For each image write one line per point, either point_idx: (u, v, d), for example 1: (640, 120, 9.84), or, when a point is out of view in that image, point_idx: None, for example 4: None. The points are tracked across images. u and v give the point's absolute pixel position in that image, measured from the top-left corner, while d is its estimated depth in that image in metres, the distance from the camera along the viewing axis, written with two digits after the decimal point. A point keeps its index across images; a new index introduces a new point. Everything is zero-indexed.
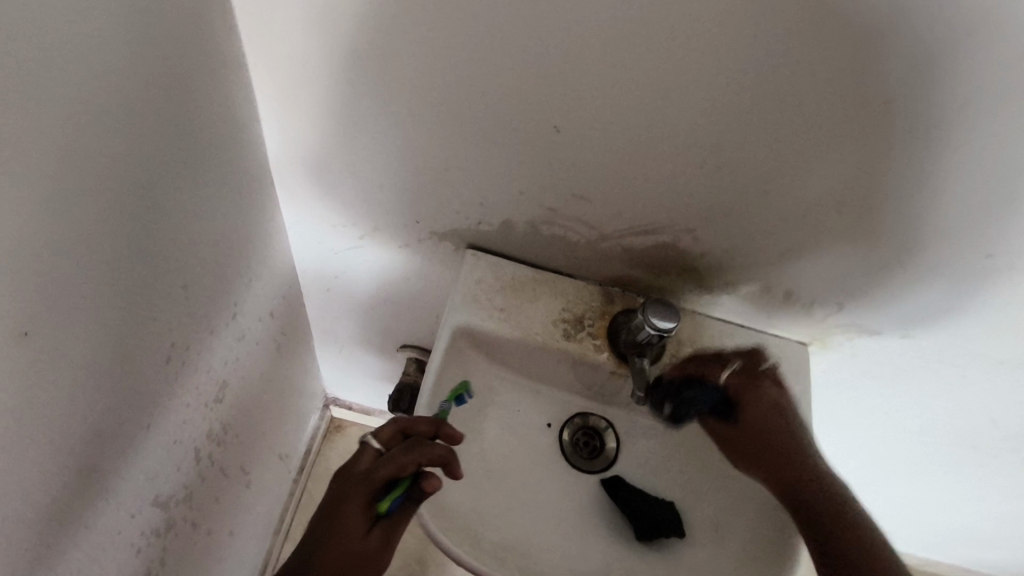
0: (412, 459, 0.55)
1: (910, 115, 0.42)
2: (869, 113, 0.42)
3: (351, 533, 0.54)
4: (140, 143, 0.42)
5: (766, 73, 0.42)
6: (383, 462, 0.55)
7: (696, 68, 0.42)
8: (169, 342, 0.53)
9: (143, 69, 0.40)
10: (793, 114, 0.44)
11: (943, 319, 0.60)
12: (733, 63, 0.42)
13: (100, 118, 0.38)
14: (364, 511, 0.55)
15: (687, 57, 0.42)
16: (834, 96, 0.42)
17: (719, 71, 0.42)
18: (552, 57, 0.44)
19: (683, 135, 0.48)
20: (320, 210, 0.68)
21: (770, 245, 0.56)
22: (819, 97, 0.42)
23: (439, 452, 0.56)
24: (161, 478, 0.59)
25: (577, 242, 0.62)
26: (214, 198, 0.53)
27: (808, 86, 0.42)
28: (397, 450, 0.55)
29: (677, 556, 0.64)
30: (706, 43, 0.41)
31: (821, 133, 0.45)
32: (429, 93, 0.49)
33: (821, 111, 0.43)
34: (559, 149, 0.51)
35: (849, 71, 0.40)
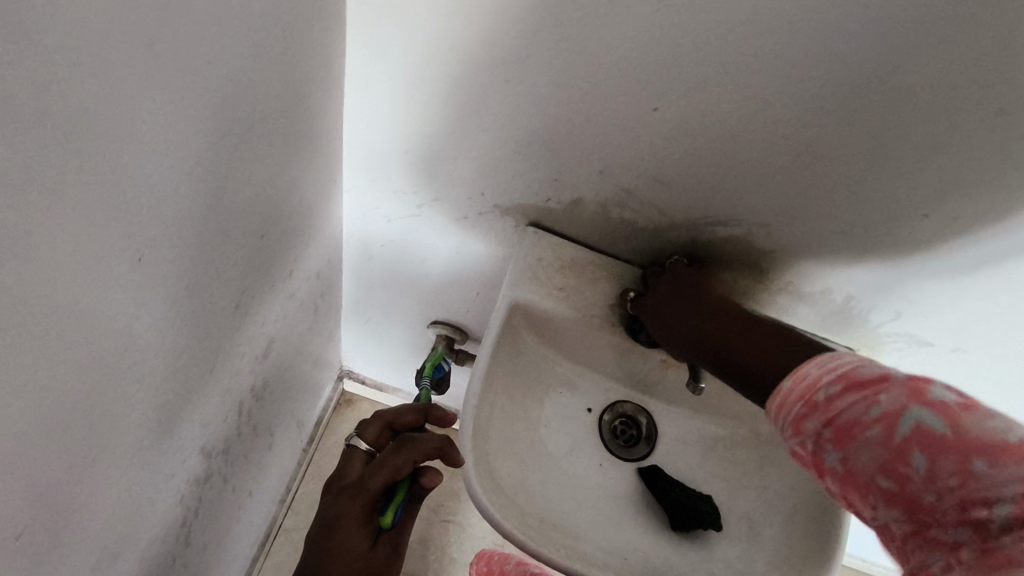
0: (407, 462, 0.59)
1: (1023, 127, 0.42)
2: (982, 122, 0.42)
3: (353, 548, 0.60)
4: (246, 85, 0.41)
5: (884, 71, 0.42)
6: (374, 468, 0.60)
7: (813, 58, 0.42)
8: (239, 291, 0.52)
9: (259, 10, 0.40)
10: (902, 113, 0.44)
11: (1000, 336, 0.60)
12: (854, 55, 0.41)
13: (221, 53, 0.37)
14: (364, 522, 0.60)
15: (806, 46, 0.42)
16: (949, 99, 0.42)
17: (839, 63, 0.42)
18: (665, 35, 0.44)
19: (782, 128, 0.48)
20: (383, 175, 0.68)
21: (841, 247, 0.56)
22: (932, 101, 0.42)
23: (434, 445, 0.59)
24: (212, 428, 0.59)
25: (643, 228, 0.62)
26: (296, 148, 0.53)
27: (925, 86, 0.42)
28: (386, 453, 0.60)
29: (713, 549, 0.64)
30: (829, 35, 0.41)
31: (925, 135, 0.45)
32: (529, 62, 0.49)
33: (932, 113, 0.43)
34: (649, 131, 0.51)
35: (972, 77, 0.40)
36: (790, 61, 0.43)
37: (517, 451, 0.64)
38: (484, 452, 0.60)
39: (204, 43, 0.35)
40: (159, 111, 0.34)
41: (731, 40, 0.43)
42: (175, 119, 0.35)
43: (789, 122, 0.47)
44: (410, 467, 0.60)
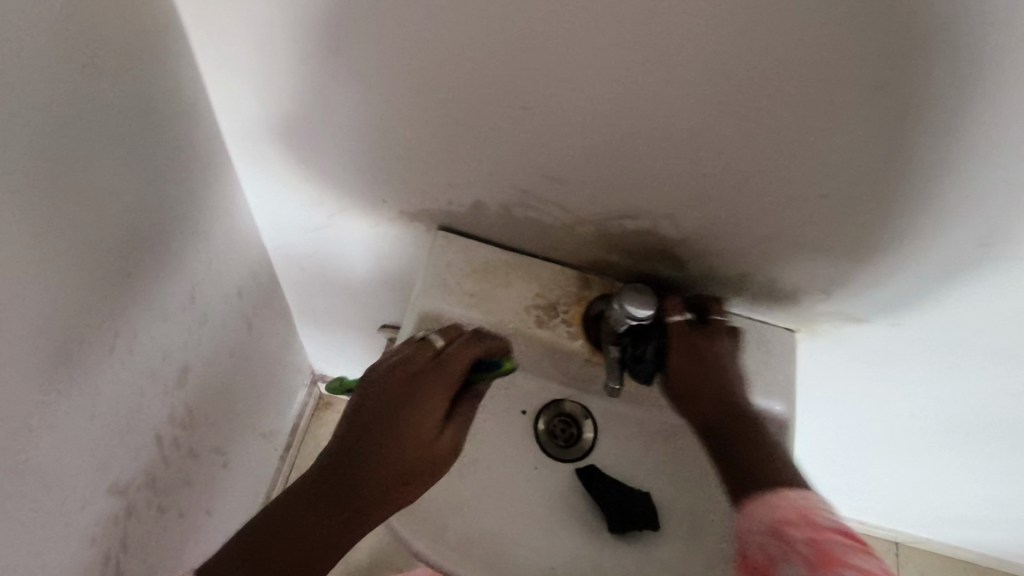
0: (464, 360, 0.55)
1: (904, 101, 0.38)
2: (860, 97, 0.39)
3: (421, 433, 0.53)
4: (56, 120, 0.39)
5: (745, 50, 0.38)
6: (428, 380, 0.54)
7: (662, 43, 0.39)
8: (113, 331, 0.49)
9: (49, 40, 0.37)
10: (769, 94, 0.40)
11: (936, 310, 0.57)
12: (704, 36, 0.38)
13: (4, 92, 0.34)
14: (443, 402, 0.54)
15: (650, 29, 0.38)
16: (814, 76, 0.38)
17: (691, 45, 0.38)
18: (506, 29, 0.40)
19: (657, 116, 0.44)
20: (283, 187, 0.64)
21: (753, 232, 0.53)
22: (804, 78, 0.39)
23: (502, 347, 0.58)
24: (118, 468, 0.57)
25: (549, 225, 0.58)
26: (155, 177, 0.50)
27: (785, 65, 0.38)
28: (432, 369, 0.54)
29: (651, 551, 0.62)
30: (675, 17, 0.37)
31: (801, 114, 0.41)
32: (382, 63, 0.46)
33: (801, 92, 0.40)
34: (524, 128, 0.48)
35: (838, 52, 0.36)
36: (640, 48, 0.39)
37: None
38: None
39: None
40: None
41: (574, 29, 0.39)
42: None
43: (660, 109, 0.43)
44: (468, 368, 0.56)
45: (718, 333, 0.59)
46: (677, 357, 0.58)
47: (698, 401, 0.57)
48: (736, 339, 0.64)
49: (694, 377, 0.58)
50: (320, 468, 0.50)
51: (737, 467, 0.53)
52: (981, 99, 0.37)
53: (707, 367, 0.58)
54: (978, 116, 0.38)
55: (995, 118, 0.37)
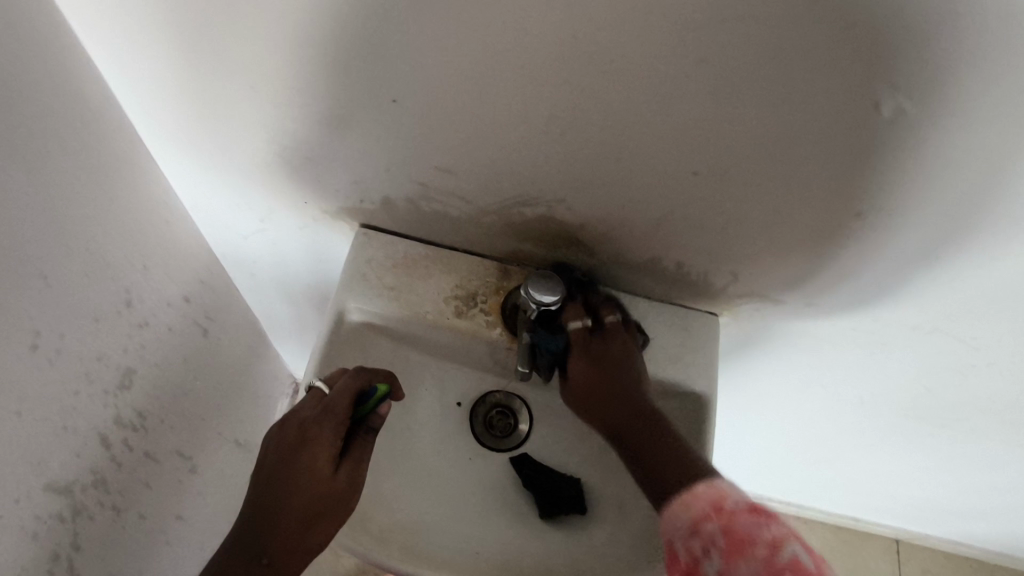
0: (346, 399, 0.57)
1: (728, 66, 0.40)
2: (690, 67, 0.41)
3: (315, 477, 0.55)
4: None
5: (575, 29, 0.40)
6: (314, 425, 0.56)
7: (501, 28, 0.41)
8: (36, 331, 0.53)
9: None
10: (612, 71, 0.42)
11: (840, 283, 0.58)
12: (535, 20, 0.40)
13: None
14: (334, 442, 0.57)
15: (487, 16, 0.41)
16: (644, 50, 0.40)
17: (528, 29, 0.41)
18: (362, 24, 0.43)
19: (521, 100, 0.46)
20: (213, 193, 0.68)
21: (646, 212, 0.55)
22: (635, 50, 0.41)
23: (382, 378, 0.59)
24: (54, 464, 0.60)
25: (457, 216, 0.60)
26: (71, 185, 0.53)
27: (616, 42, 0.40)
28: (317, 413, 0.57)
29: (579, 534, 0.63)
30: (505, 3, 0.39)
31: (647, 88, 0.43)
32: (265, 64, 0.49)
33: (639, 66, 0.42)
34: (407, 119, 0.51)
35: (655, 22, 0.39)
36: (484, 34, 0.42)
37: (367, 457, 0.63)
38: None
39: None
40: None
41: (420, 20, 0.42)
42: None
43: (520, 92, 0.46)
44: (349, 407, 0.57)
45: (608, 307, 0.62)
46: (580, 364, 0.60)
47: (603, 414, 0.58)
48: (656, 323, 0.65)
49: (596, 390, 0.59)
50: (238, 520, 0.55)
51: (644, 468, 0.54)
52: (794, 58, 0.39)
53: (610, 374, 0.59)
54: (798, 76, 0.40)
55: (817, 75, 0.39)
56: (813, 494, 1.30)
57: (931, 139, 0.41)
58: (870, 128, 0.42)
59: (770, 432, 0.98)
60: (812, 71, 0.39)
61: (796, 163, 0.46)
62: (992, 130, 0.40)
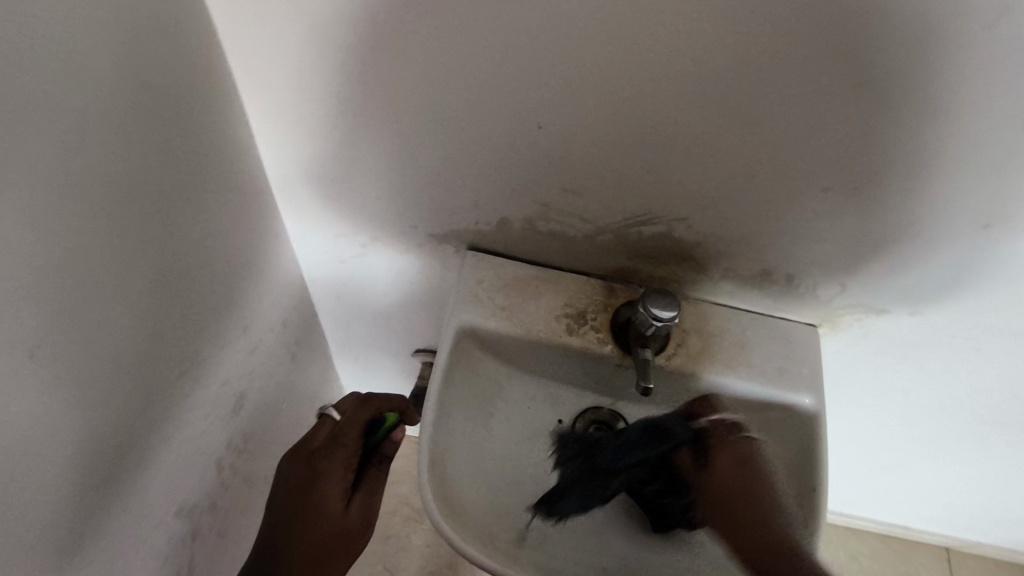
0: (355, 429, 0.68)
1: (885, 88, 0.42)
2: (845, 88, 0.43)
3: (331, 509, 0.65)
4: (138, 156, 0.45)
5: (737, 55, 0.43)
6: (323, 459, 0.66)
7: (659, 57, 0.44)
8: (181, 355, 0.55)
9: (132, 89, 0.43)
10: (759, 95, 0.45)
11: (949, 295, 0.59)
12: (694, 48, 0.43)
13: (98, 132, 0.40)
14: (348, 474, 0.66)
15: (646, 48, 0.43)
16: (795, 74, 0.43)
17: (685, 56, 0.43)
18: (519, 58, 0.46)
19: (662, 122, 0.49)
20: (322, 221, 0.70)
21: (764, 229, 0.56)
22: (792, 74, 0.43)
23: (393, 404, 0.71)
24: (186, 488, 0.61)
25: (572, 237, 0.63)
26: (214, 216, 0.55)
27: (769, 68, 0.43)
28: (326, 445, 0.67)
29: (694, 547, 0.64)
30: (668, 33, 0.42)
31: (791, 111, 0.46)
32: (414, 97, 0.52)
33: (787, 91, 0.44)
34: (542, 144, 0.53)
35: (820, 45, 0.41)
36: (638, 64, 0.45)
37: (485, 472, 0.64)
38: (445, 475, 0.61)
39: (77, 124, 0.39)
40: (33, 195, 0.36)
41: (578, 52, 0.45)
42: (56, 200, 0.38)
43: (663, 116, 0.48)
44: (356, 435, 0.68)
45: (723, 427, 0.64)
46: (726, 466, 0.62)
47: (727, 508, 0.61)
48: (760, 336, 0.67)
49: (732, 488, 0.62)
50: (256, 541, 0.64)
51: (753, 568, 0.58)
52: (954, 76, 0.41)
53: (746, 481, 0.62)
54: (953, 95, 0.42)
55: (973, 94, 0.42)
56: (873, 504, 1.30)
57: None
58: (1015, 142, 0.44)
59: (845, 442, 0.99)
60: (969, 89, 0.41)
61: (930, 180, 0.48)
62: None
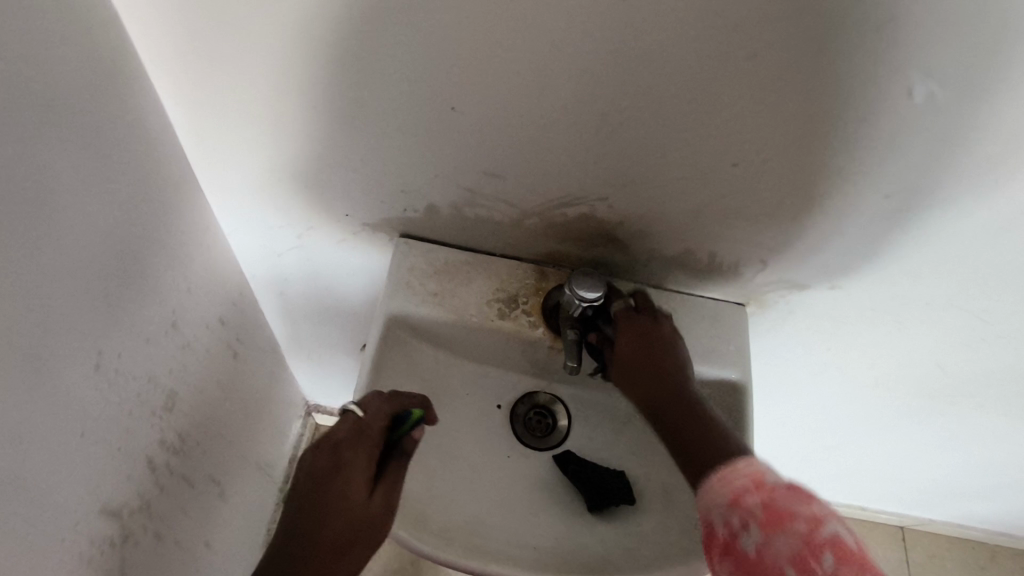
0: (380, 423, 0.57)
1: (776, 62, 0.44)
2: (738, 64, 0.45)
3: (351, 500, 0.55)
4: (31, 139, 0.44)
5: (634, 30, 0.43)
6: (348, 448, 0.57)
7: (559, 36, 0.45)
8: (98, 351, 0.54)
9: (22, 68, 0.42)
10: (659, 73, 0.46)
11: (864, 267, 0.62)
12: (589, 26, 0.44)
13: None
14: (368, 465, 0.56)
15: (546, 28, 0.44)
16: (689, 52, 0.44)
17: (583, 35, 0.44)
18: (425, 39, 0.47)
19: (572, 102, 0.50)
20: (252, 212, 0.69)
21: (682, 208, 0.58)
22: (687, 51, 0.44)
23: (416, 400, 0.59)
24: (110, 487, 0.60)
25: (500, 221, 0.63)
26: (130, 206, 0.55)
27: (665, 45, 0.44)
28: (349, 437, 0.57)
29: (629, 524, 0.65)
30: (566, 12, 0.43)
31: (691, 88, 0.47)
32: (328, 81, 0.52)
33: (685, 67, 0.45)
34: (459, 126, 0.54)
35: (710, 19, 0.42)
36: (541, 44, 0.46)
37: (420, 458, 0.65)
38: None
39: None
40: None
41: (481, 33, 0.46)
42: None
43: (571, 97, 0.49)
44: (384, 428, 0.57)
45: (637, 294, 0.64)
46: (630, 343, 0.61)
47: (638, 381, 0.59)
48: (689, 315, 0.68)
49: (644, 358, 0.60)
50: (270, 547, 0.54)
51: (686, 449, 0.53)
52: (837, 48, 0.42)
53: (657, 352, 0.60)
54: (840, 67, 0.43)
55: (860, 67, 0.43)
56: (824, 485, 1.33)
57: (963, 118, 0.45)
58: (903, 112, 0.46)
59: (789, 422, 1.02)
60: (855, 60, 0.43)
61: (831, 152, 0.50)
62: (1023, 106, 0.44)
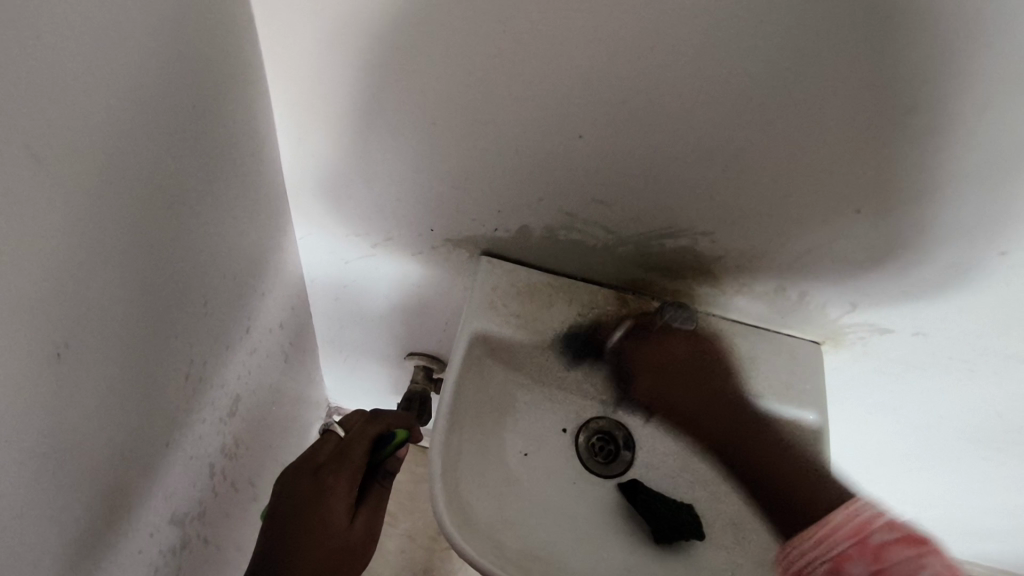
0: (364, 445, 0.66)
1: (932, 120, 0.43)
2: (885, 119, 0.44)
3: (336, 524, 0.62)
4: (162, 148, 0.42)
5: (784, 79, 0.43)
6: (329, 472, 0.64)
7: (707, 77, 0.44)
8: (188, 359, 0.52)
9: (165, 76, 0.41)
10: (800, 122, 0.46)
11: (955, 318, 0.61)
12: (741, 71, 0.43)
13: (128, 121, 0.38)
14: (349, 490, 0.64)
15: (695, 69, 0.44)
16: (835, 105, 0.44)
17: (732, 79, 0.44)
18: (564, 71, 0.46)
19: (699, 141, 0.49)
20: (333, 219, 0.68)
21: (783, 248, 0.58)
22: (834, 104, 0.44)
23: (400, 422, 0.68)
24: (180, 496, 0.58)
25: (593, 247, 0.63)
26: (230, 212, 0.53)
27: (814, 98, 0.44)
28: (332, 461, 0.65)
29: (696, 560, 0.64)
30: (719, 55, 0.42)
31: (828, 137, 0.46)
32: (450, 102, 0.51)
33: (827, 119, 0.45)
34: (574, 154, 0.53)
35: (867, 77, 0.41)
36: (683, 83, 0.45)
37: (491, 481, 0.64)
38: (456, 484, 0.60)
39: (105, 115, 0.36)
40: (52, 191, 0.34)
41: (624, 70, 0.45)
42: (71, 194, 0.35)
43: (698, 137, 0.49)
44: (367, 451, 0.66)
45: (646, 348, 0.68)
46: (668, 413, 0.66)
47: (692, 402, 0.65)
48: (766, 352, 0.68)
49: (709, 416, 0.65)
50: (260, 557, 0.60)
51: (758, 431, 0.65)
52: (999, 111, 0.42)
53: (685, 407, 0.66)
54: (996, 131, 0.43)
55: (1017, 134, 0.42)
56: None
57: None
58: None
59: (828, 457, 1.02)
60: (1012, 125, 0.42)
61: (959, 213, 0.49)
62: None
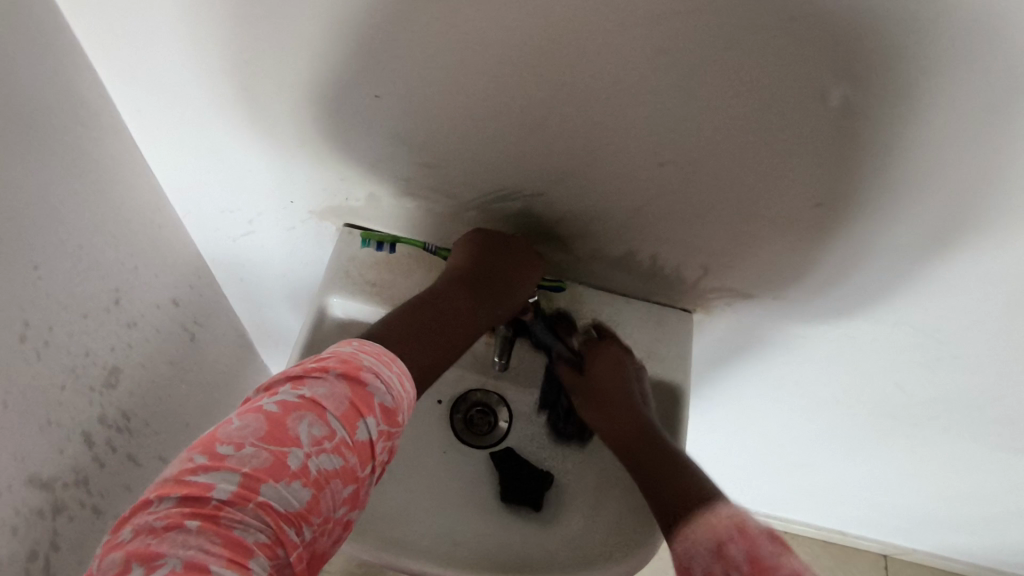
0: (533, 265, 0.64)
1: (691, 57, 0.43)
2: (653, 62, 0.44)
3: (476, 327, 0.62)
4: None
5: (540, 32, 0.43)
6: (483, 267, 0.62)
7: (472, 34, 0.44)
8: (23, 322, 0.54)
9: None
10: (581, 72, 0.46)
11: (804, 275, 0.61)
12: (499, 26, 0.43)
13: None
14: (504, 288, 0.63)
15: (454, 31, 0.44)
16: (598, 56, 0.44)
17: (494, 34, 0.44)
18: (338, 32, 0.47)
19: (496, 100, 0.50)
20: (202, 195, 0.70)
21: (616, 207, 0.58)
22: (596, 53, 0.44)
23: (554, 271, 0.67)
24: (38, 458, 0.60)
25: (441, 212, 0.64)
26: (50, 183, 0.55)
27: (575, 48, 0.44)
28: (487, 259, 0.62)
29: None
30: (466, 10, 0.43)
31: (612, 86, 0.46)
32: (253, 72, 0.52)
33: (599, 68, 0.45)
34: (384, 116, 0.54)
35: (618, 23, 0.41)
36: (452, 42, 0.45)
37: None
38: None
39: None
40: None
41: (392, 30, 0.45)
42: None
43: (490, 97, 0.49)
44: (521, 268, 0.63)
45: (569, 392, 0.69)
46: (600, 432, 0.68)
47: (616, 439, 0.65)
48: (627, 320, 0.70)
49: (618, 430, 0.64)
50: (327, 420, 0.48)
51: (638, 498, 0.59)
52: (749, 51, 0.41)
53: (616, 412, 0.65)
54: (754, 69, 0.43)
55: (771, 66, 0.42)
56: (798, 507, 1.32)
57: (881, 128, 0.44)
58: (826, 118, 0.45)
59: (753, 438, 1.01)
60: (769, 66, 0.42)
61: (755, 156, 0.50)
62: (945, 122, 0.43)
